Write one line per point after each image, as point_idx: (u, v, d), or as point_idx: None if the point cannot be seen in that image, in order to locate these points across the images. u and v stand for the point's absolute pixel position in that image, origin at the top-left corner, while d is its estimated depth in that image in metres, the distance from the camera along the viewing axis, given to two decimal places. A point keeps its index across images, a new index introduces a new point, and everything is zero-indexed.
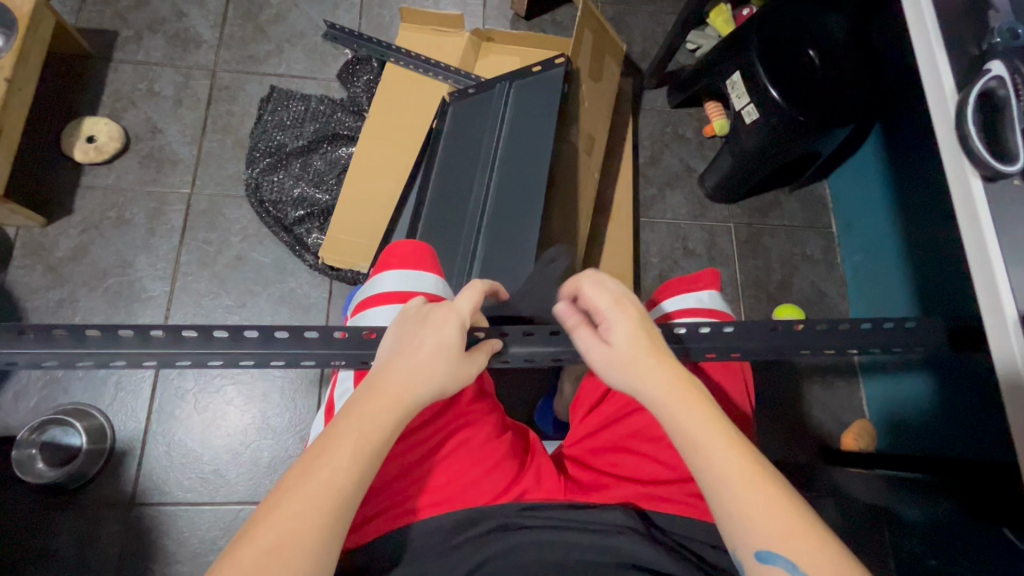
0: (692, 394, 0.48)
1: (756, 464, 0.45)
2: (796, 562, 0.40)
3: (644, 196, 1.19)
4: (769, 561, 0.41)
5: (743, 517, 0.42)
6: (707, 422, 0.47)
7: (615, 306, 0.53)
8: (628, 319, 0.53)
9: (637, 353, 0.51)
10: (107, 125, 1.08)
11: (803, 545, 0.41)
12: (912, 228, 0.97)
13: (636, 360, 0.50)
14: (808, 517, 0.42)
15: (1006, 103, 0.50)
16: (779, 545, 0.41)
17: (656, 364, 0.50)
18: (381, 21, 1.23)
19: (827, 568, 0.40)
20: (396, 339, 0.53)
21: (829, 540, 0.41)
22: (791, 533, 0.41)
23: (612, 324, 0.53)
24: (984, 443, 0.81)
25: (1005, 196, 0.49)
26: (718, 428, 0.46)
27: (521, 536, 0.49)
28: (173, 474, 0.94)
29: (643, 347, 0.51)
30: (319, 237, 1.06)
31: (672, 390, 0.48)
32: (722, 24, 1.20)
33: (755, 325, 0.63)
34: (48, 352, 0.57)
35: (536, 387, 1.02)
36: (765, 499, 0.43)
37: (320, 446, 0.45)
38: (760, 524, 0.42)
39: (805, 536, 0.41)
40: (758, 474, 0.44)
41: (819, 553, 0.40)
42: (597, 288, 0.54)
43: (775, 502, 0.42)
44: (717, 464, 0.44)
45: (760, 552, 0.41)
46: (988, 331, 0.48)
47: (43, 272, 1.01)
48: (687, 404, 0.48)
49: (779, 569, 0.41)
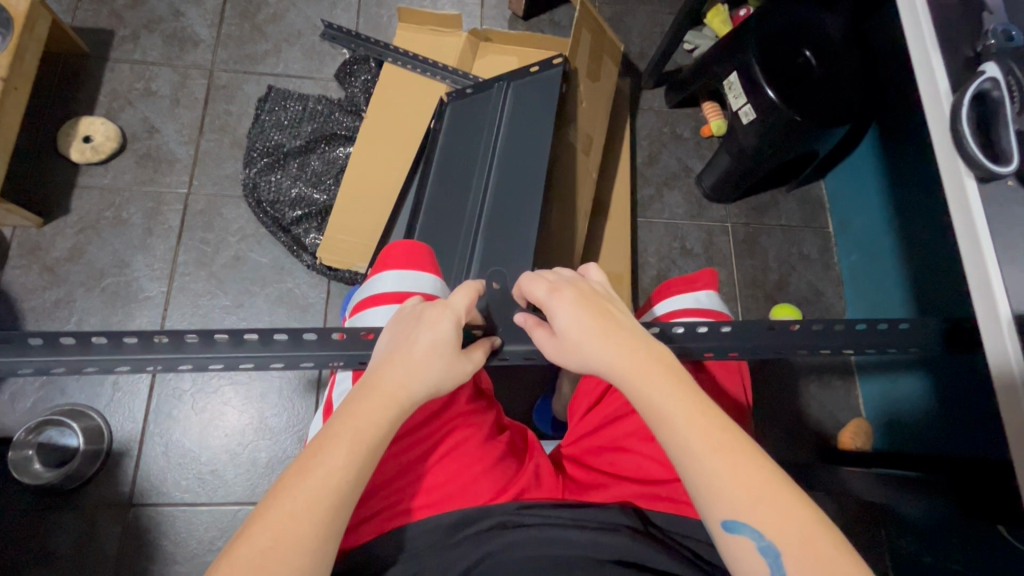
0: (650, 369, 0.49)
1: (721, 433, 0.45)
2: (761, 531, 0.41)
3: (642, 196, 1.19)
4: (735, 531, 0.42)
5: (708, 487, 0.43)
6: (670, 393, 0.47)
7: (552, 295, 0.54)
8: (565, 300, 0.53)
9: (585, 336, 0.51)
10: (104, 125, 1.07)
11: (768, 513, 0.41)
12: (908, 228, 0.98)
13: (585, 342, 0.51)
14: (773, 483, 0.42)
15: (1000, 104, 0.51)
16: (744, 515, 0.41)
17: (606, 342, 0.50)
18: (378, 21, 1.23)
19: (793, 535, 0.40)
20: (392, 337, 0.53)
21: (795, 504, 0.42)
22: (755, 502, 0.41)
23: (552, 312, 0.53)
24: (977, 443, 0.81)
25: (1000, 195, 0.50)
26: (682, 397, 0.47)
27: (520, 533, 0.49)
28: (170, 475, 0.94)
29: (588, 326, 0.51)
30: (317, 237, 1.06)
31: (628, 371, 0.49)
32: (719, 25, 1.20)
33: (751, 324, 0.64)
34: (53, 356, 0.57)
35: (534, 387, 1.02)
36: (730, 468, 0.43)
37: (317, 445, 0.45)
38: (724, 495, 0.42)
39: (771, 504, 0.41)
40: (728, 445, 0.44)
41: (785, 521, 0.41)
42: (536, 280, 0.55)
43: (740, 470, 0.43)
44: (682, 435, 0.45)
45: (726, 522, 0.42)
46: (982, 330, 0.48)
47: (39, 272, 1.01)
48: (645, 379, 0.48)
49: (744, 538, 0.41)
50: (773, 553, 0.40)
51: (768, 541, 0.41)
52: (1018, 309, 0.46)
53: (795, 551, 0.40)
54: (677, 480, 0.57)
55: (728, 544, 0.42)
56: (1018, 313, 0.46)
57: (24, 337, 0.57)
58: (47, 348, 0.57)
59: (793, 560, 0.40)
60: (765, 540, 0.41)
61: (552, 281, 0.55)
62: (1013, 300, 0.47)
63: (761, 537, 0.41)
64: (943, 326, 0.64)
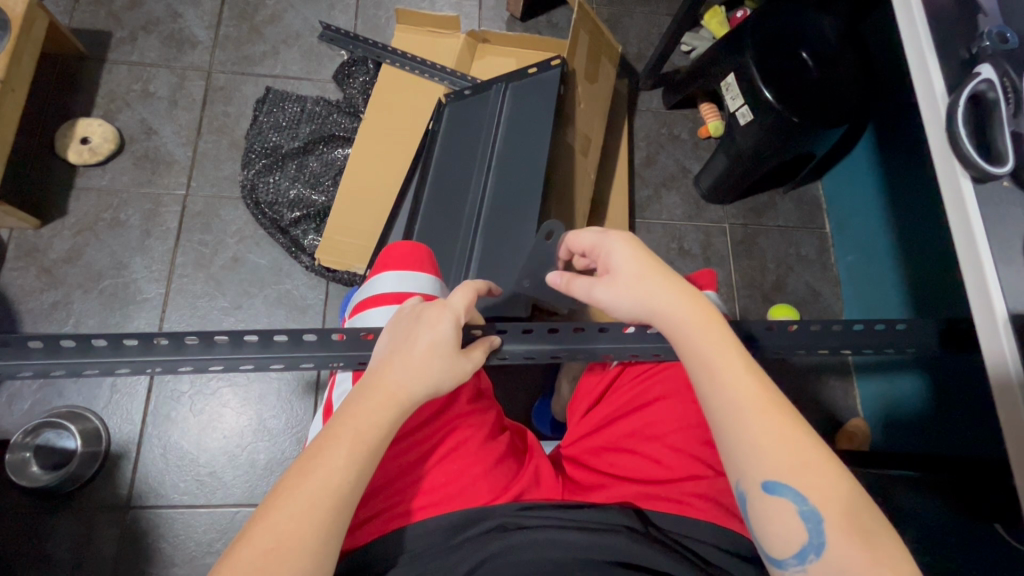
0: (709, 317, 0.51)
1: (772, 398, 0.47)
2: (803, 495, 0.43)
3: (640, 197, 1.20)
4: (776, 491, 0.44)
5: (755, 449, 0.45)
6: (725, 352, 0.49)
7: (609, 238, 0.57)
8: (627, 244, 0.56)
9: (644, 276, 0.54)
10: (101, 126, 1.07)
11: (811, 478, 0.43)
12: (904, 228, 0.98)
13: (644, 281, 0.53)
14: (816, 451, 0.45)
15: (995, 106, 0.51)
16: (789, 478, 0.43)
17: (668, 284, 0.53)
18: (376, 23, 1.23)
19: (834, 501, 0.42)
20: (392, 337, 0.53)
21: (835, 476, 0.44)
22: (801, 464, 0.44)
23: (610, 253, 0.56)
24: (972, 443, 0.82)
25: (996, 196, 0.50)
26: (736, 357, 0.49)
27: (519, 536, 0.49)
28: (168, 477, 0.94)
29: (649, 269, 0.54)
30: (315, 239, 1.06)
31: (690, 314, 0.51)
32: (716, 26, 1.21)
33: (751, 327, 0.64)
34: (53, 359, 0.57)
35: (533, 388, 1.02)
36: (779, 432, 0.45)
37: (317, 447, 0.45)
38: (771, 458, 0.44)
39: (814, 471, 0.43)
40: (776, 410, 0.46)
41: (828, 487, 0.43)
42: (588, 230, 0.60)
43: (787, 434, 0.45)
44: (734, 393, 0.47)
45: (768, 482, 0.44)
46: (979, 330, 0.49)
47: (37, 274, 1.01)
48: (704, 327, 0.51)
49: (786, 498, 0.43)
50: (813, 518, 0.42)
51: (811, 505, 0.42)
52: (1014, 309, 0.47)
53: (836, 516, 0.42)
54: (676, 480, 0.57)
55: (766, 505, 0.44)
56: (1015, 313, 0.47)
57: (23, 340, 0.57)
58: (47, 351, 0.57)
59: (832, 524, 0.42)
60: (807, 504, 0.43)
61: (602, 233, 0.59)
62: (1009, 300, 0.47)
63: (803, 501, 0.43)
64: (940, 327, 0.65)
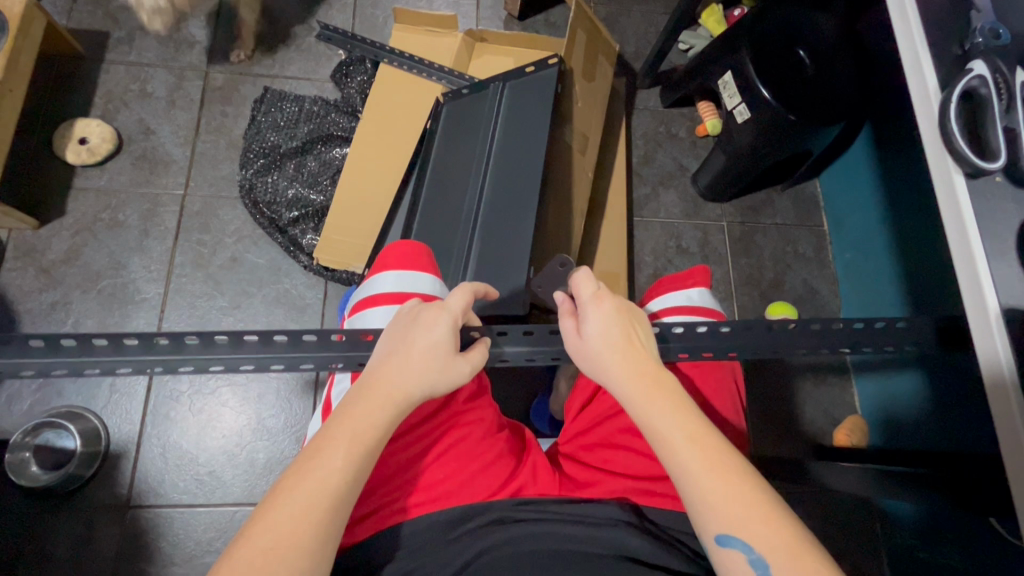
0: (660, 385, 0.50)
1: (719, 452, 0.45)
2: (750, 544, 0.42)
3: (638, 195, 1.20)
4: (726, 545, 0.42)
5: (702, 504, 0.44)
6: (672, 414, 0.48)
7: (593, 299, 0.54)
8: (601, 310, 0.54)
9: (607, 346, 0.52)
10: (100, 126, 1.07)
11: (757, 528, 0.42)
12: (901, 225, 0.99)
13: (603, 356, 0.52)
14: (761, 500, 0.43)
15: (987, 102, 0.52)
16: (735, 528, 0.42)
17: (627, 358, 0.51)
18: (374, 22, 1.23)
19: (781, 550, 0.41)
20: (390, 337, 0.53)
21: (783, 522, 0.42)
22: (745, 517, 0.42)
23: (587, 316, 0.54)
24: (969, 438, 0.82)
25: (988, 191, 0.50)
26: (679, 413, 0.48)
27: (520, 528, 0.50)
28: (167, 476, 0.94)
29: (614, 340, 0.52)
30: (314, 238, 1.06)
31: (636, 386, 0.50)
32: (714, 24, 1.22)
33: (733, 326, 0.64)
34: (53, 358, 0.57)
35: (532, 386, 1.03)
36: (723, 484, 0.44)
37: (314, 447, 0.45)
38: (717, 511, 0.43)
39: (759, 520, 0.42)
40: (720, 462, 0.45)
41: (774, 535, 0.41)
42: (584, 277, 0.56)
43: (732, 487, 0.43)
44: (679, 454, 0.46)
45: (718, 536, 0.43)
46: (970, 325, 0.49)
47: (35, 274, 1.01)
48: (651, 397, 0.49)
49: (735, 552, 0.42)
50: (762, 566, 0.41)
51: (758, 554, 0.41)
52: (1006, 303, 0.47)
53: (784, 565, 0.40)
54: (670, 475, 0.58)
55: (720, 558, 0.43)
56: (1007, 308, 0.47)
57: (24, 338, 0.57)
58: (48, 350, 0.57)
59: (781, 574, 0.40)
60: (755, 554, 0.41)
61: (598, 284, 0.56)
62: (1001, 294, 0.47)
63: (751, 550, 0.41)
64: (934, 324, 0.65)
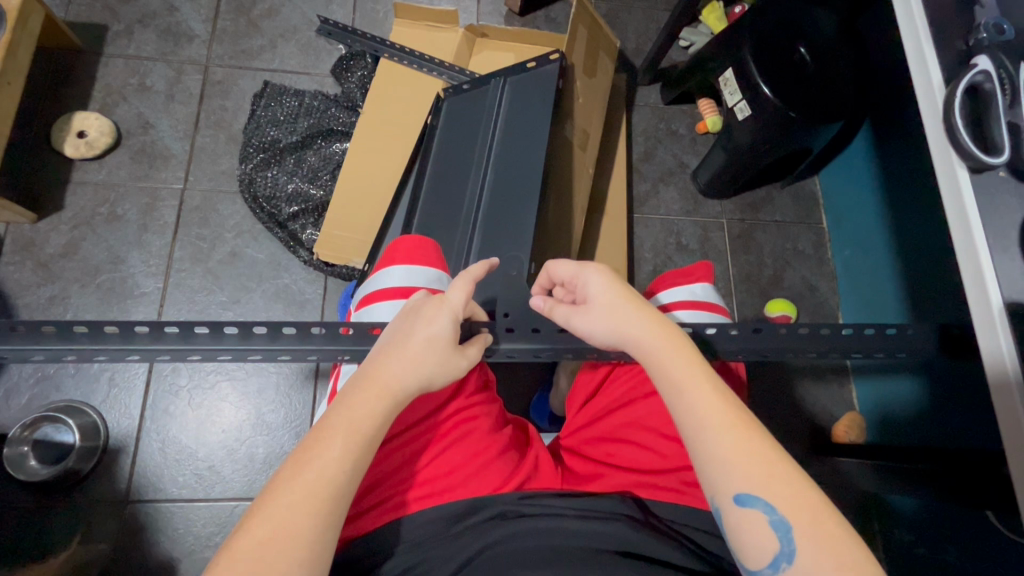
0: (675, 340, 0.52)
1: (736, 410, 0.47)
2: (773, 504, 0.42)
3: (639, 192, 1.20)
4: (748, 504, 0.43)
5: (725, 460, 0.44)
6: (690, 369, 0.49)
7: (585, 267, 0.58)
8: (598, 276, 0.56)
9: (615, 303, 0.54)
10: (98, 120, 1.07)
11: (779, 487, 0.42)
12: (901, 225, 0.98)
13: (615, 311, 0.54)
14: (785, 463, 0.44)
15: (992, 96, 0.51)
16: (757, 488, 0.43)
17: (632, 313, 0.54)
18: (375, 17, 1.22)
19: (804, 507, 0.41)
20: (391, 331, 0.54)
21: (805, 485, 0.43)
22: (768, 476, 0.43)
23: (588, 282, 0.57)
24: (967, 441, 0.82)
25: (992, 186, 0.50)
26: (701, 374, 0.49)
27: (522, 524, 0.50)
28: (167, 471, 0.94)
29: (618, 299, 0.55)
30: (314, 233, 1.06)
31: (657, 337, 0.52)
32: (714, 21, 1.21)
33: (740, 329, 0.65)
34: (66, 344, 0.57)
35: (531, 380, 1.03)
36: (745, 442, 0.44)
37: (313, 438, 0.46)
38: (740, 470, 0.43)
39: (782, 481, 0.42)
40: (741, 420, 0.46)
41: (798, 497, 0.42)
42: (564, 262, 0.60)
43: (754, 443, 0.44)
44: (697, 407, 0.47)
45: (739, 495, 0.43)
46: (975, 322, 0.49)
47: (33, 269, 1.00)
48: (676, 350, 0.51)
49: (757, 511, 0.42)
50: (784, 528, 0.41)
51: (781, 515, 0.41)
52: (1009, 298, 0.47)
53: (806, 525, 0.41)
54: (674, 470, 0.58)
55: (739, 517, 0.43)
56: (1010, 302, 0.47)
57: (37, 323, 0.57)
58: (60, 336, 0.57)
59: (803, 531, 0.41)
60: (777, 514, 0.42)
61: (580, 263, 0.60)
62: (1004, 289, 0.47)
63: (773, 511, 0.42)
64: (934, 331, 0.66)
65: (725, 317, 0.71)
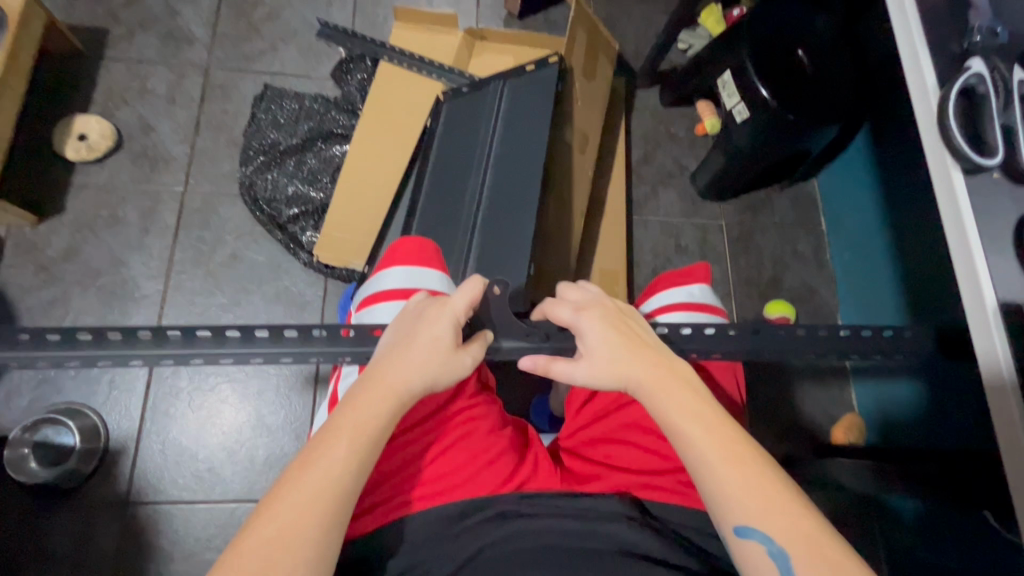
0: (669, 379, 0.52)
1: (735, 443, 0.47)
2: (771, 535, 0.42)
3: (638, 194, 1.20)
4: (747, 536, 0.43)
5: (723, 492, 0.45)
6: (688, 405, 0.50)
7: (580, 314, 0.57)
8: (592, 323, 0.56)
9: (611, 351, 0.54)
10: (99, 123, 1.07)
11: (777, 519, 0.43)
12: (900, 226, 0.99)
13: (611, 359, 0.54)
14: (784, 493, 0.44)
15: (986, 99, 0.52)
16: (755, 519, 0.43)
17: (630, 357, 0.53)
18: (375, 21, 1.23)
19: (803, 541, 0.42)
20: (395, 333, 0.55)
21: (804, 514, 0.43)
22: (766, 508, 0.43)
23: (582, 330, 0.56)
24: (967, 443, 0.82)
25: (987, 189, 0.51)
26: (699, 409, 0.49)
27: (521, 524, 0.50)
28: (167, 473, 0.94)
29: (614, 345, 0.54)
30: (314, 236, 1.06)
31: (651, 379, 0.52)
32: (713, 24, 1.23)
33: (740, 330, 0.65)
34: (70, 351, 0.58)
35: (531, 383, 1.03)
36: (744, 476, 0.45)
37: (320, 439, 0.46)
38: (739, 501, 0.44)
39: (780, 512, 0.43)
40: (740, 453, 0.46)
41: (795, 527, 0.42)
42: (560, 303, 0.58)
43: (752, 476, 0.45)
44: (695, 442, 0.47)
45: (738, 527, 0.43)
46: (970, 323, 0.49)
47: (35, 272, 1.00)
48: (666, 388, 0.51)
49: (755, 543, 0.43)
50: (782, 557, 0.42)
51: (778, 545, 0.42)
52: (1004, 298, 0.47)
53: (804, 556, 0.41)
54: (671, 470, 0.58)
55: (739, 549, 0.43)
56: (1005, 303, 0.47)
57: (41, 332, 0.58)
58: (63, 343, 0.58)
59: (802, 564, 0.41)
60: (775, 545, 0.42)
61: (577, 302, 0.58)
62: (999, 290, 0.48)
63: (771, 541, 0.42)
64: (931, 331, 0.66)
65: (723, 319, 0.71)
